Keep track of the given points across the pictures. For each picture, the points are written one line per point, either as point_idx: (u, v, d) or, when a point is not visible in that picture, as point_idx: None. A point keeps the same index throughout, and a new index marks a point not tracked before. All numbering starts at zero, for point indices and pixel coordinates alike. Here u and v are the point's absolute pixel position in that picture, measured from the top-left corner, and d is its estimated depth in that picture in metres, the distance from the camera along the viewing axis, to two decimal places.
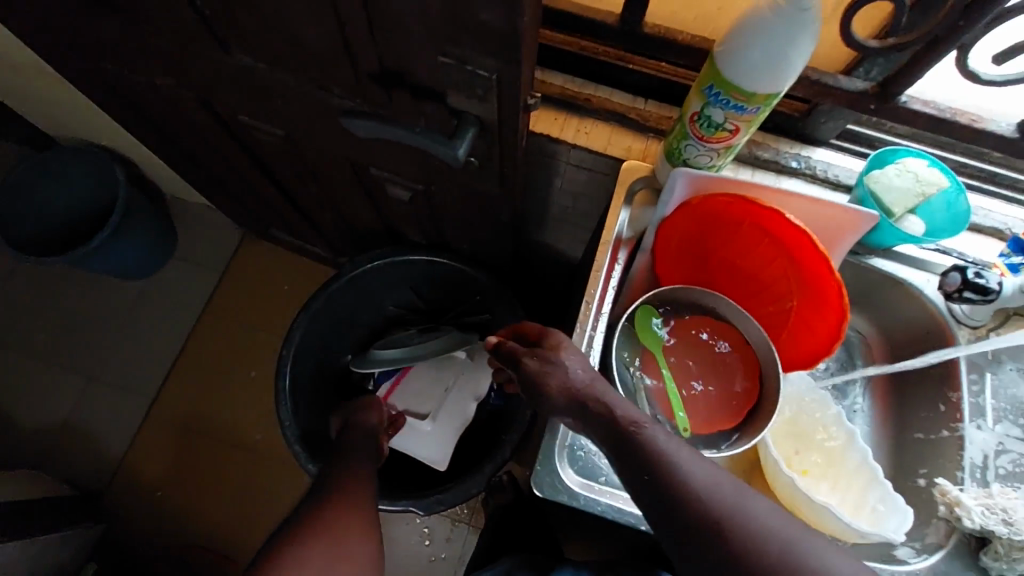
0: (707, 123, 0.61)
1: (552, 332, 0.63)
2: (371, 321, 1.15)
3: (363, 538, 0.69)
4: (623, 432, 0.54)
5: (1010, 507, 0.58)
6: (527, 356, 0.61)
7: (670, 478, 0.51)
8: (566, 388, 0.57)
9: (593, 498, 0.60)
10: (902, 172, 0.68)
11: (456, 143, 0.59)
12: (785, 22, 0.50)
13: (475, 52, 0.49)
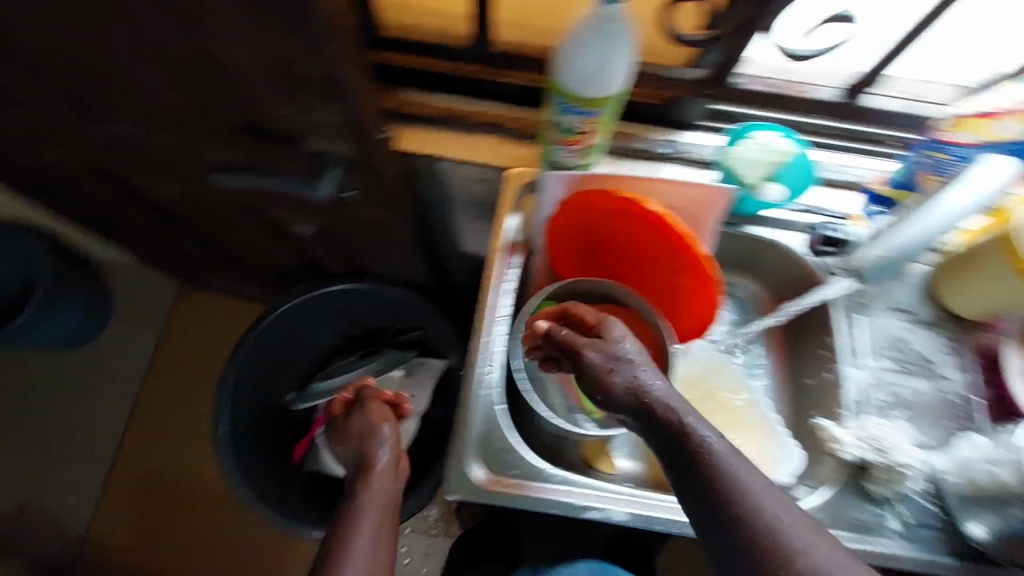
0: (562, 128, 0.65)
1: (613, 324, 0.56)
2: (310, 354, 1.16)
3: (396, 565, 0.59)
4: (684, 441, 0.50)
5: (879, 436, 0.66)
6: (586, 346, 0.55)
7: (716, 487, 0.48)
8: (632, 392, 0.52)
9: (504, 493, 0.63)
10: (752, 145, 0.73)
11: (315, 185, 0.65)
12: (597, 35, 0.54)
13: (317, 99, 0.52)
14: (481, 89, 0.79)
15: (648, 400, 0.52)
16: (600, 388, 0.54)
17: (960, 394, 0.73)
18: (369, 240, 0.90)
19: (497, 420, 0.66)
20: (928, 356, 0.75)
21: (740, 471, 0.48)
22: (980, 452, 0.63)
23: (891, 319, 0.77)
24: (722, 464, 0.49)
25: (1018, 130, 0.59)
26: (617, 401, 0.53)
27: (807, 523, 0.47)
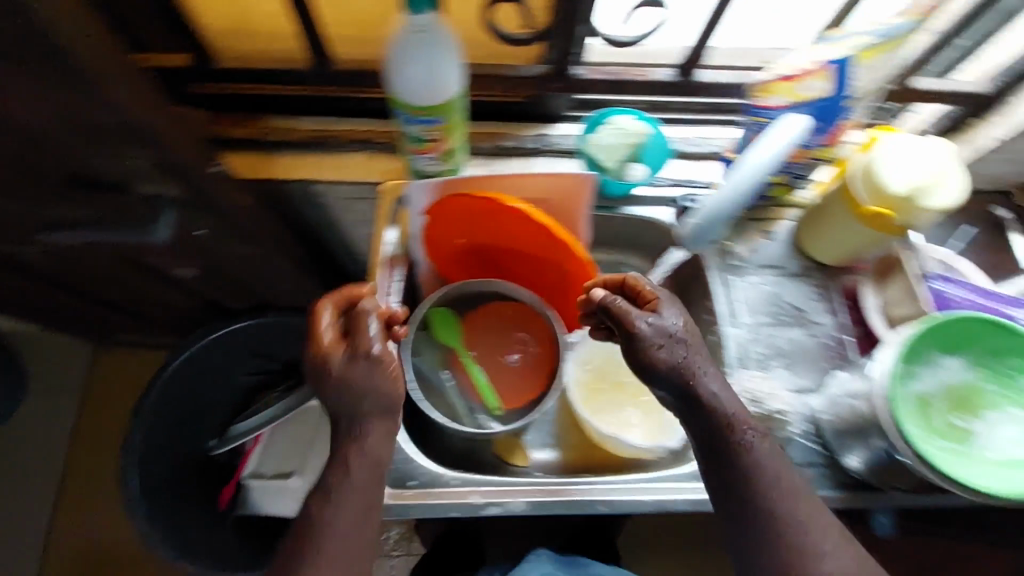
0: (411, 138, 0.66)
1: (664, 300, 0.59)
2: (230, 398, 1.11)
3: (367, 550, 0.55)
4: (716, 424, 0.56)
5: None
6: (630, 316, 0.58)
7: (739, 465, 0.55)
8: (676, 368, 0.56)
9: (405, 505, 0.64)
10: (609, 130, 0.76)
11: (155, 228, 0.62)
12: (409, 45, 0.55)
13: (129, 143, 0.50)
14: (345, 107, 0.80)
15: (689, 377, 0.57)
16: (637, 363, 0.58)
17: (833, 336, 0.78)
18: (260, 268, 0.89)
19: None
20: (800, 305, 0.79)
21: (758, 455, 0.56)
22: (842, 388, 0.67)
23: (762, 276, 0.81)
24: (746, 448, 0.56)
25: (821, 89, 0.58)
26: (657, 375, 0.57)
27: (801, 500, 0.55)
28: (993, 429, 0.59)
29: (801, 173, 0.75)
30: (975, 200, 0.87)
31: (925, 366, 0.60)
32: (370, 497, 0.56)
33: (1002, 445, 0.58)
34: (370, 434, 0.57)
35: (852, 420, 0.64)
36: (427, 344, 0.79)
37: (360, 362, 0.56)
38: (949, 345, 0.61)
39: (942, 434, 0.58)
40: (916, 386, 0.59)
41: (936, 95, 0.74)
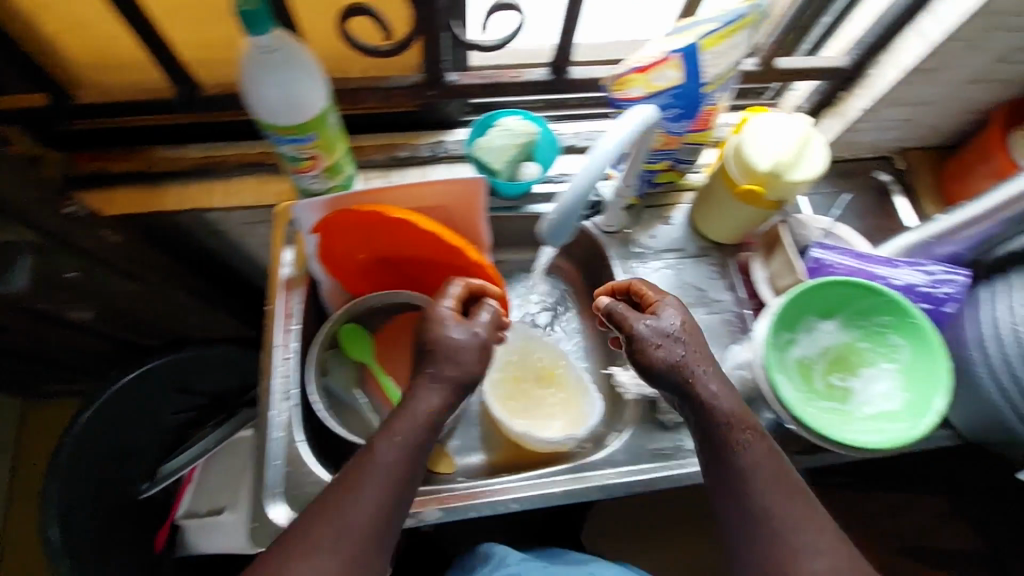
0: (287, 158, 0.65)
1: (667, 304, 0.62)
2: (157, 440, 1.07)
3: (377, 550, 0.52)
4: (718, 420, 0.56)
5: None
6: (631, 321, 0.61)
7: (734, 465, 0.54)
8: (671, 364, 0.58)
9: None
10: (500, 131, 0.75)
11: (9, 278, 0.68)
12: (258, 67, 0.54)
13: None
14: (230, 131, 0.78)
15: (687, 380, 0.58)
16: (642, 366, 0.60)
17: (732, 311, 0.81)
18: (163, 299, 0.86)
19: (299, 457, 0.68)
20: (701, 285, 0.82)
21: (756, 459, 0.54)
22: (734, 359, 0.69)
23: (663, 262, 0.83)
24: (748, 445, 0.55)
25: (673, 78, 0.60)
26: (658, 371, 0.59)
27: (799, 503, 0.53)
28: (868, 385, 0.62)
29: (685, 160, 0.77)
30: (861, 166, 0.91)
31: (802, 332, 0.64)
32: (398, 489, 0.54)
33: (875, 399, 0.61)
34: (424, 405, 0.57)
35: (743, 391, 0.67)
36: (336, 363, 0.78)
37: (444, 336, 0.59)
38: (824, 309, 0.64)
39: (818, 394, 0.62)
40: (794, 350, 0.63)
41: (804, 72, 0.77)
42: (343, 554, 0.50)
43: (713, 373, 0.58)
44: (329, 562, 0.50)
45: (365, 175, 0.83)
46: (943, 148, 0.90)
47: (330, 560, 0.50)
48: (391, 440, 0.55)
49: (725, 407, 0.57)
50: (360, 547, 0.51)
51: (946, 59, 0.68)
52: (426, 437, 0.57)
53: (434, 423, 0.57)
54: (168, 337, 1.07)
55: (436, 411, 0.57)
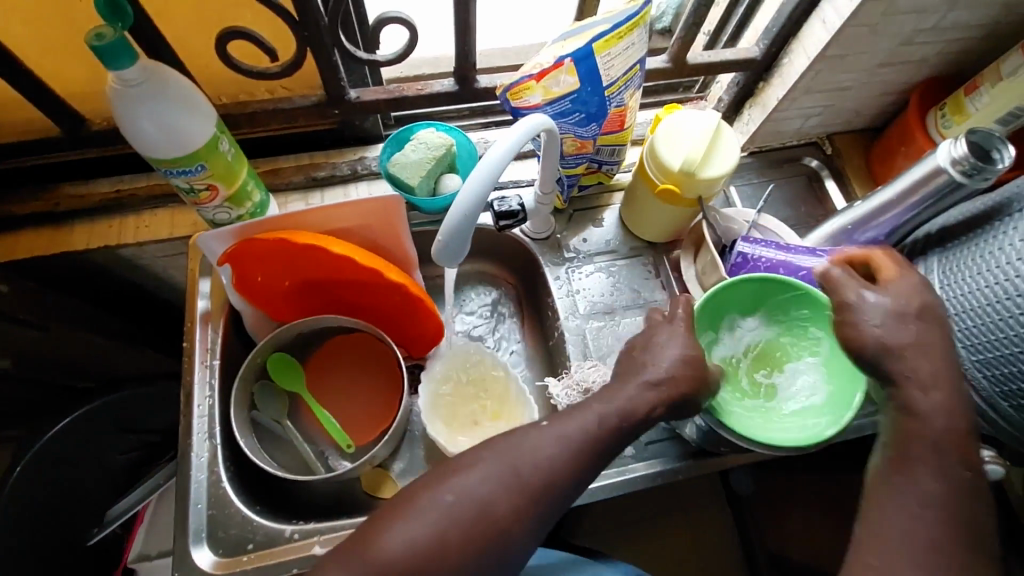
0: (182, 191, 0.62)
1: (899, 277, 0.57)
2: (104, 485, 1.02)
3: (547, 500, 0.51)
4: (925, 433, 0.52)
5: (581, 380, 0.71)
6: (843, 294, 0.57)
7: (914, 452, 0.52)
8: (879, 341, 0.54)
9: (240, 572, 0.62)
10: (415, 145, 0.74)
11: None
12: (131, 101, 0.52)
13: None
14: (135, 162, 0.75)
15: (898, 376, 0.54)
16: (842, 342, 0.56)
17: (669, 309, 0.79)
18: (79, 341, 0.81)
19: (224, 497, 0.66)
20: (635, 286, 0.81)
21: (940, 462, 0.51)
22: None
23: (596, 265, 0.82)
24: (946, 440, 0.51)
25: (569, 83, 0.59)
26: (863, 350, 0.55)
27: (968, 518, 0.49)
28: (793, 382, 0.61)
29: (607, 161, 0.75)
30: (790, 154, 0.91)
31: (725, 331, 0.64)
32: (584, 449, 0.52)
33: (800, 396, 0.60)
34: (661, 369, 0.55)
35: None
36: (265, 395, 0.74)
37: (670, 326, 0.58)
38: (747, 307, 0.64)
39: (745, 394, 0.61)
40: (719, 350, 0.63)
41: (717, 66, 0.76)
42: (518, 480, 0.51)
43: (931, 380, 0.53)
44: (505, 478, 0.51)
45: (283, 198, 0.80)
46: (867, 130, 0.91)
47: (507, 471, 0.51)
48: (605, 398, 0.55)
49: (933, 412, 0.52)
50: (529, 491, 0.51)
51: (851, 44, 0.69)
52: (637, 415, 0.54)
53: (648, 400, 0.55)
54: (102, 376, 1.02)
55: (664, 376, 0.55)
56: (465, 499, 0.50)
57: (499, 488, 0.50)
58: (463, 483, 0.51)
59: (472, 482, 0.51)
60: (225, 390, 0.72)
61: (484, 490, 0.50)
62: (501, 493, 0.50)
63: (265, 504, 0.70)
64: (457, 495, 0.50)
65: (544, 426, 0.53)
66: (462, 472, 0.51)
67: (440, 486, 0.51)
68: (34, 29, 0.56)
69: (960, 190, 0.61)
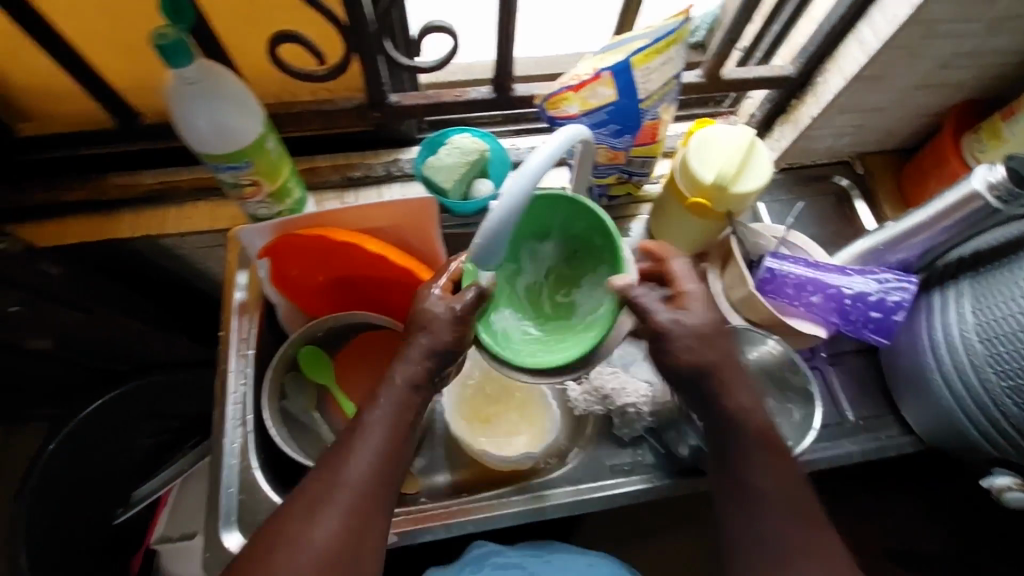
0: (227, 185, 0.64)
1: (693, 293, 0.58)
2: (129, 467, 1.05)
3: (379, 510, 0.54)
4: (748, 442, 0.56)
5: (601, 386, 0.73)
6: (655, 318, 0.56)
7: (750, 483, 0.55)
8: (693, 362, 0.56)
9: None
10: (450, 149, 0.75)
11: None
12: (186, 98, 0.54)
13: None
14: (181, 156, 0.78)
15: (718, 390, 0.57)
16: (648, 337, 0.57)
17: None
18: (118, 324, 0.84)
19: (254, 482, 0.68)
20: None
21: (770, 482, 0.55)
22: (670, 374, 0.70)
23: None
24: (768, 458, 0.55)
25: (607, 95, 0.60)
26: (680, 370, 0.56)
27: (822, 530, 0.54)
28: (590, 295, 0.65)
29: (638, 172, 0.76)
30: (820, 172, 0.91)
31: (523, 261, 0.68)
32: (389, 454, 0.55)
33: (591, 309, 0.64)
34: (415, 372, 0.57)
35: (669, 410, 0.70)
36: (294, 385, 0.77)
37: (428, 308, 0.57)
38: (540, 232, 0.68)
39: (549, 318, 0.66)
40: (522, 280, 0.68)
41: (750, 82, 0.77)
42: (346, 507, 0.52)
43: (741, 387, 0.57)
44: (335, 516, 0.51)
45: (320, 197, 0.83)
46: (899, 150, 0.91)
47: (336, 514, 0.51)
48: (386, 406, 0.56)
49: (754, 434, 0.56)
50: (365, 502, 0.53)
51: (887, 66, 0.69)
52: (413, 410, 0.57)
53: (418, 392, 0.57)
54: (139, 361, 1.03)
55: (421, 373, 0.57)
56: (309, 553, 0.50)
57: (337, 528, 0.51)
58: (300, 539, 0.50)
59: (313, 535, 0.50)
60: (258, 380, 0.75)
61: (323, 534, 0.51)
62: (339, 535, 0.51)
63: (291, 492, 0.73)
64: (303, 551, 0.50)
65: (360, 434, 0.54)
66: (298, 530, 0.51)
67: (279, 554, 0.50)
68: (99, 26, 0.59)
69: (996, 215, 0.60)
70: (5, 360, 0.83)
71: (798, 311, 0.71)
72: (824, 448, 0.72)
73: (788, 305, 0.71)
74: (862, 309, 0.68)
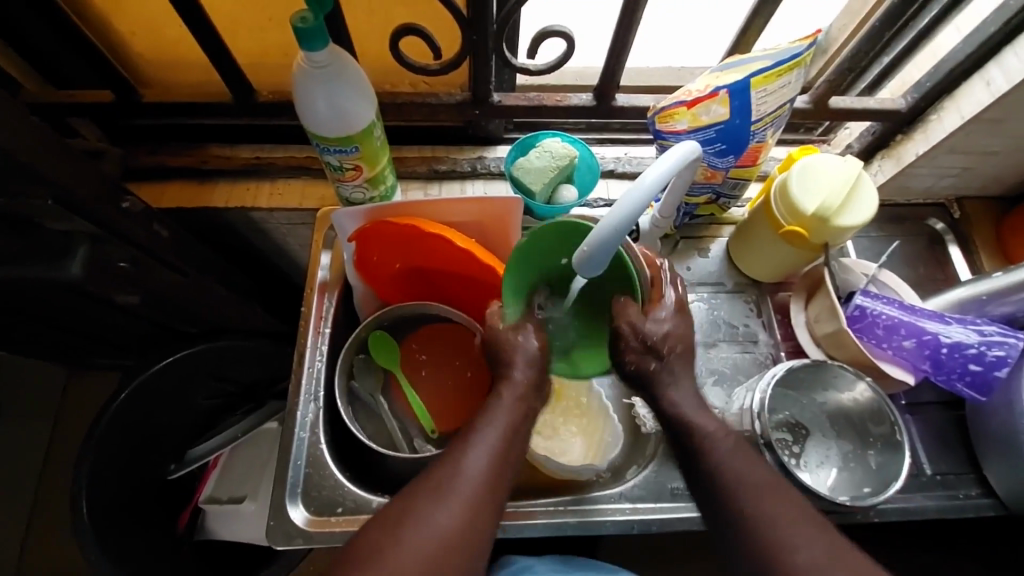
0: (331, 167, 0.66)
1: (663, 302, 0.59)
2: (188, 424, 1.05)
3: (492, 510, 0.52)
4: (741, 496, 0.53)
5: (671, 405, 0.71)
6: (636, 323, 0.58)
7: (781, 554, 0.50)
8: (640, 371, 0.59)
9: (326, 533, 0.65)
10: (540, 152, 0.74)
11: (68, 264, 0.64)
12: (311, 81, 0.56)
13: (40, 159, 0.53)
14: (283, 133, 0.81)
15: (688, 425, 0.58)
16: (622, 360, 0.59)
17: (768, 352, 0.77)
18: (202, 290, 0.87)
19: (321, 459, 0.69)
20: (734, 321, 0.79)
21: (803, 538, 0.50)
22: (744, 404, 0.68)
23: (697, 295, 0.80)
24: (778, 509, 0.52)
25: (719, 113, 0.60)
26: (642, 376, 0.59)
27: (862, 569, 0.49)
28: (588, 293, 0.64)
29: (727, 194, 0.74)
30: (914, 211, 0.87)
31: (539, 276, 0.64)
32: (502, 455, 0.54)
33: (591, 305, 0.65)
34: (520, 386, 0.57)
35: None
36: (363, 368, 0.78)
37: (509, 338, 0.60)
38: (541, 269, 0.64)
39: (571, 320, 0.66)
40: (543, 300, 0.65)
41: (858, 113, 0.74)
42: (462, 500, 0.50)
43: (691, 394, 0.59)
44: (455, 504, 0.50)
45: (405, 185, 0.84)
46: (1001, 199, 0.87)
47: (455, 500, 0.50)
48: (489, 424, 0.55)
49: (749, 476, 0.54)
50: (482, 494, 0.51)
51: (1011, 109, 0.66)
52: (522, 419, 0.57)
53: (529, 403, 0.58)
54: (208, 325, 1.05)
55: (528, 388, 0.58)
56: (433, 535, 0.48)
57: (454, 518, 0.49)
58: (420, 519, 0.49)
59: (434, 519, 0.49)
60: (332, 358, 0.77)
61: (441, 521, 0.49)
62: (456, 526, 0.49)
63: (351, 471, 0.74)
64: (418, 536, 0.48)
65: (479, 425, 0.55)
66: (409, 516, 0.49)
67: (403, 529, 0.49)
68: None
69: None
70: (96, 310, 0.87)
71: (886, 354, 0.69)
72: (907, 499, 0.69)
73: (877, 347, 0.69)
74: (958, 361, 0.65)
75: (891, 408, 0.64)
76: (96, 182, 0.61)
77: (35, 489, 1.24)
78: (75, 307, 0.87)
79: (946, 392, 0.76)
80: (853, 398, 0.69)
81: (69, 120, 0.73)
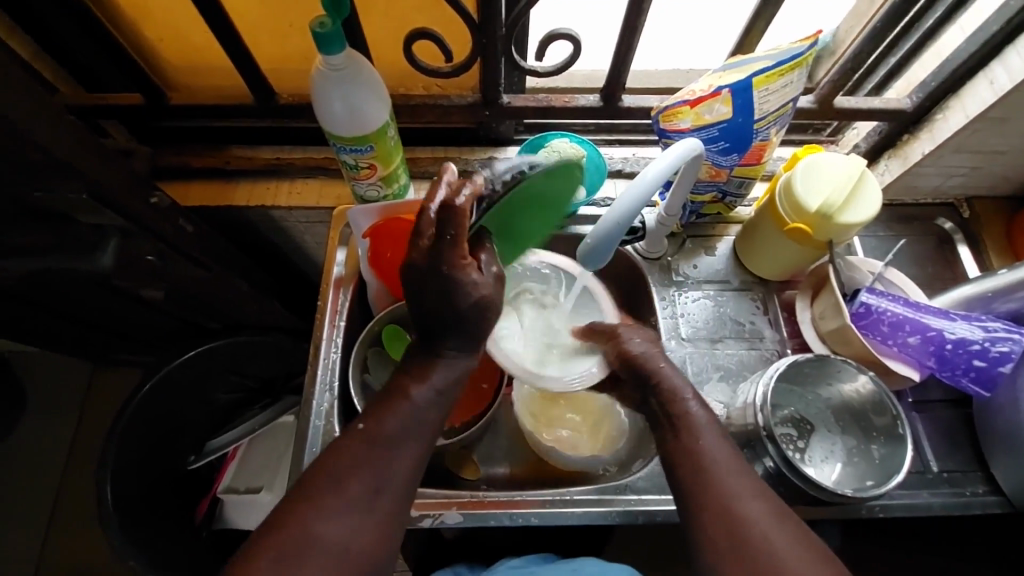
0: (347, 166, 0.69)
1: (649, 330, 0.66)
2: (207, 417, 1.09)
3: (394, 512, 0.51)
4: (689, 446, 0.54)
5: None
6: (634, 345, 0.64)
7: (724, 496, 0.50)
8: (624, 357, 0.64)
9: None
10: (548, 152, 0.76)
11: (99, 255, 0.66)
12: (329, 83, 0.59)
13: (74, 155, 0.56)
14: (302, 134, 0.85)
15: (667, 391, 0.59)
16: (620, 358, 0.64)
17: (775, 349, 0.78)
18: (226, 286, 0.91)
19: None
20: (741, 319, 0.80)
21: (777, 535, 0.47)
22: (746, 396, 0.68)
23: (704, 292, 0.82)
24: (726, 456, 0.53)
25: (722, 112, 0.62)
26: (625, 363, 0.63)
27: (790, 530, 0.48)
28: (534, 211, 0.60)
29: (733, 193, 0.76)
30: (923, 211, 0.88)
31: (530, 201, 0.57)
32: (409, 453, 0.52)
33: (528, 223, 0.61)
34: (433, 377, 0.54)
35: (743, 435, 0.67)
36: (377, 362, 0.80)
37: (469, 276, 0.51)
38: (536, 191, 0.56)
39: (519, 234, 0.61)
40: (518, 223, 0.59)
41: (863, 113, 0.75)
42: (369, 513, 0.49)
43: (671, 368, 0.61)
44: (359, 516, 0.48)
45: (418, 185, 0.86)
46: (1011, 199, 0.87)
47: (358, 512, 0.48)
48: (398, 415, 0.52)
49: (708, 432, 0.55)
50: (385, 499, 0.50)
51: (1016, 107, 0.66)
52: (430, 409, 0.54)
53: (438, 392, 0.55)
54: (228, 321, 1.09)
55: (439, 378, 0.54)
56: (333, 552, 0.47)
57: (356, 530, 0.48)
58: (319, 536, 0.47)
59: (335, 534, 0.47)
60: (347, 351, 0.79)
61: (343, 536, 0.47)
62: (359, 538, 0.48)
63: None
64: (316, 558, 0.46)
65: (386, 421, 0.51)
66: (313, 528, 0.47)
67: (302, 550, 0.46)
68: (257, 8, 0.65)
69: None
70: (122, 303, 0.90)
71: (892, 351, 0.69)
72: (913, 496, 0.69)
73: (882, 344, 0.70)
74: (962, 357, 0.66)
75: (891, 400, 0.64)
76: (126, 177, 0.64)
77: (61, 480, 1.29)
78: (103, 302, 0.91)
79: (953, 391, 0.76)
80: (855, 390, 0.69)
81: (101, 121, 0.77)
